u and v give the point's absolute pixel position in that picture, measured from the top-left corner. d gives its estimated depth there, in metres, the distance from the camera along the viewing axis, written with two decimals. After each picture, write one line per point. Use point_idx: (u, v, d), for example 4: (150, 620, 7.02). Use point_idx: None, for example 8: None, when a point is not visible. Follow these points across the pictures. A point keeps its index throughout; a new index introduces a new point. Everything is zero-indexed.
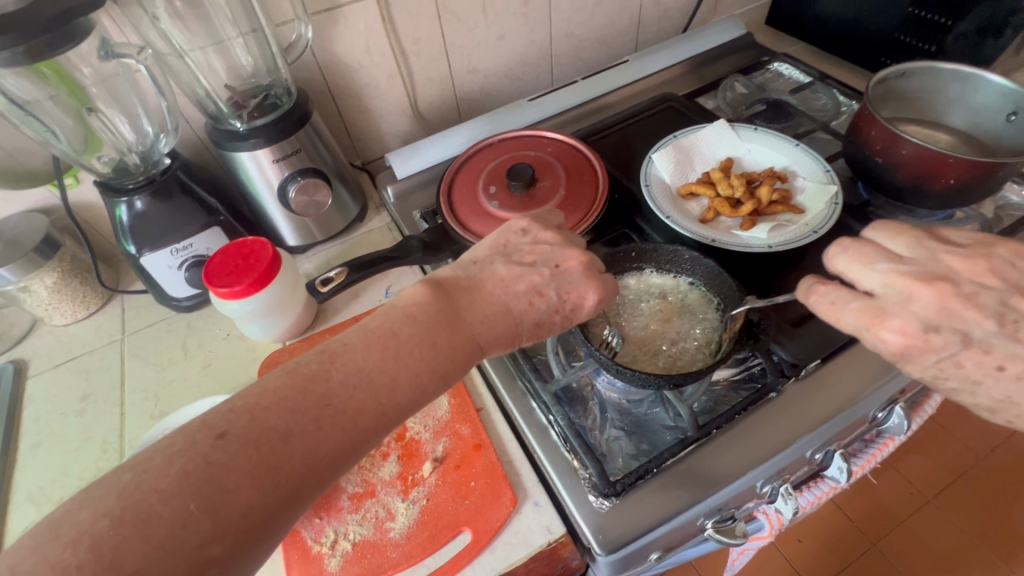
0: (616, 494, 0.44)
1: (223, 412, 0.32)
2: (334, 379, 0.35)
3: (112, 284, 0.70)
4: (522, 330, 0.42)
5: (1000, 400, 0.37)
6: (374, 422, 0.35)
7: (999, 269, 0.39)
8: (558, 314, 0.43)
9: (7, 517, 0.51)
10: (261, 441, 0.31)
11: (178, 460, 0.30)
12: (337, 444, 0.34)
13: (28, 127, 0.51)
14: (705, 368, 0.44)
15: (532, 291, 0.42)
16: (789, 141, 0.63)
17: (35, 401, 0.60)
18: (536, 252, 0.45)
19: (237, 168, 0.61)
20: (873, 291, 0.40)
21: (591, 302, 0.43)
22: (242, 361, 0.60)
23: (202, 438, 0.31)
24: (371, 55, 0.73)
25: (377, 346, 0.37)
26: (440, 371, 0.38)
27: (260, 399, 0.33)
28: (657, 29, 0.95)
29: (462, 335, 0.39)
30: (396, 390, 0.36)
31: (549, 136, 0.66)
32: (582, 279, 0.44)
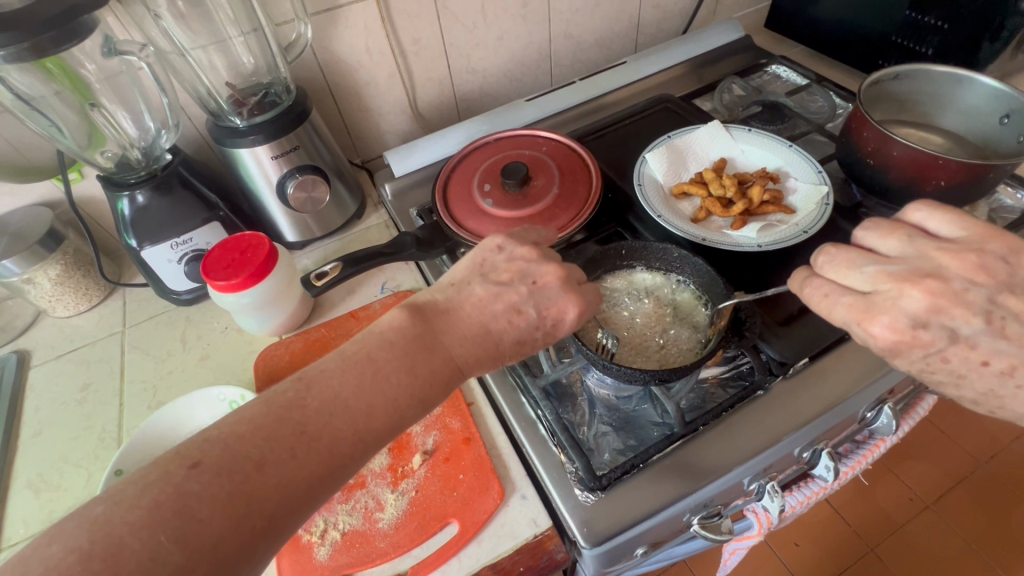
0: (602, 487, 0.45)
1: (197, 442, 0.32)
2: (310, 406, 0.35)
3: (114, 278, 0.71)
4: (503, 349, 0.42)
5: (984, 392, 0.39)
6: (352, 449, 0.35)
7: (990, 263, 0.38)
8: (539, 330, 0.42)
9: (7, 502, 0.52)
10: (234, 470, 0.31)
11: (150, 491, 0.29)
12: (313, 472, 0.33)
13: (33, 122, 0.53)
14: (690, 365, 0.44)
15: (510, 309, 0.42)
16: (782, 142, 0.63)
17: (37, 391, 0.61)
18: (512, 269, 0.44)
19: (237, 164, 0.62)
20: (864, 290, 0.39)
21: (571, 317, 0.42)
22: (239, 354, 0.61)
23: (174, 468, 0.30)
24: (371, 54, 0.74)
25: (355, 372, 0.37)
26: (420, 395, 0.38)
27: (235, 427, 0.33)
28: (656, 30, 0.96)
29: (440, 359, 0.39)
30: (374, 416, 0.36)
31: (544, 136, 0.67)
32: (561, 294, 0.43)
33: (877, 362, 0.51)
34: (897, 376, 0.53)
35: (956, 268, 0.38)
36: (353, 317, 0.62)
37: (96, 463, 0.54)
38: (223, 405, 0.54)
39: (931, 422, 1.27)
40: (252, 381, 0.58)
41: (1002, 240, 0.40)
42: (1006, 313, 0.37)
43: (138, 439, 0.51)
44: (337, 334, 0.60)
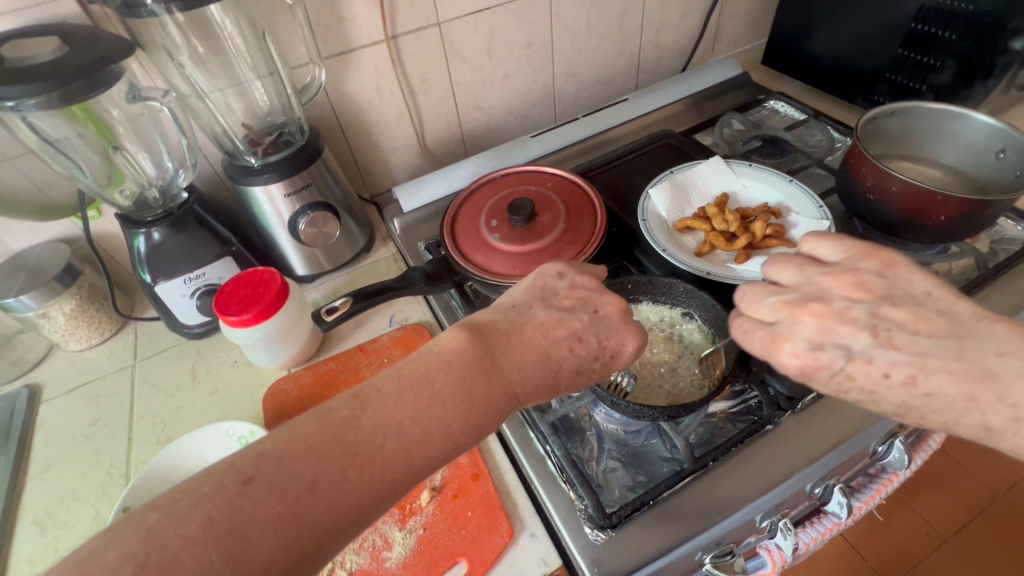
0: (613, 525, 0.44)
1: (253, 456, 0.32)
2: (364, 428, 0.34)
3: (127, 311, 0.72)
4: (561, 377, 0.42)
5: (902, 406, 0.37)
6: (402, 475, 0.34)
7: (868, 282, 0.40)
8: (598, 360, 0.43)
9: (13, 540, 0.52)
10: (287, 489, 0.31)
11: (205, 504, 0.29)
12: (364, 496, 0.33)
13: (57, 163, 0.56)
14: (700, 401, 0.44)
15: (572, 336, 0.42)
16: (783, 177, 0.65)
17: (47, 426, 0.61)
18: (574, 296, 0.46)
19: (251, 201, 0.64)
20: (769, 320, 0.41)
21: (630, 348, 0.44)
22: (249, 387, 0.62)
23: (229, 483, 0.30)
24: (381, 94, 0.77)
25: (411, 393, 0.36)
26: (472, 423, 0.37)
27: (290, 443, 0.33)
28: (656, 67, 0.99)
29: (498, 385, 0.39)
30: (426, 442, 0.35)
31: (550, 172, 0.69)
32: (620, 326, 0.44)
33: None
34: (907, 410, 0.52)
35: (841, 291, 0.40)
36: (362, 350, 0.63)
37: (104, 500, 0.54)
38: (232, 439, 0.54)
39: (945, 453, 1.25)
40: (260, 416, 0.59)
41: (880, 259, 0.41)
42: (890, 325, 0.37)
43: (145, 475, 0.51)
44: (346, 367, 0.61)
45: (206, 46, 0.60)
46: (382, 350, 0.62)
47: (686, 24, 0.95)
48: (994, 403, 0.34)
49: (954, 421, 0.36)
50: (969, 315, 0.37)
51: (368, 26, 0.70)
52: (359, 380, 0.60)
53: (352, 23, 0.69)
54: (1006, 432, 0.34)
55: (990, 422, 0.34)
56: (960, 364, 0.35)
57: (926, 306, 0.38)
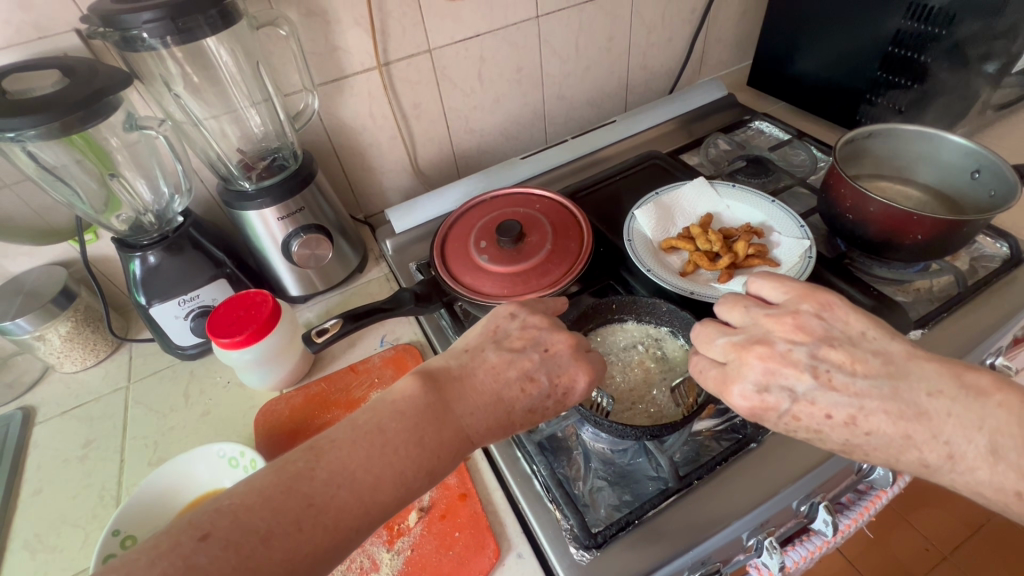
0: (598, 545, 0.45)
1: (209, 512, 0.33)
2: (318, 478, 0.36)
3: (122, 333, 0.73)
4: (514, 417, 0.43)
5: (845, 443, 0.38)
6: (357, 522, 0.35)
7: (809, 324, 0.41)
8: (550, 399, 0.44)
9: (3, 563, 0.52)
10: (241, 543, 0.32)
11: (161, 562, 0.30)
12: (318, 546, 0.34)
13: (56, 190, 0.57)
14: (681, 419, 0.45)
15: (524, 376, 0.44)
16: (765, 198, 0.66)
17: (39, 448, 0.62)
18: (525, 337, 0.47)
19: (245, 225, 0.65)
20: (721, 360, 0.43)
21: (582, 385, 0.44)
22: (241, 408, 0.62)
23: (186, 539, 0.31)
24: (374, 118, 0.78)
25: (364, 443, 0.37)
26: (425, 467, 0.38)
27: (245, 497, 0.34)
28: (645, 89, 1.02)
29: (450, 429, 0.40)
30: (380, 488, 0.36)
31: (538, 194, 0.70)
32: (572, 362, 0.45)
33: None
34: None
35: (783, 333, 0.41)
36: (354, 370, 0.64)
37: (94, 523, 0.54)
38: (223, 461, 0.54)
39: None
40: (252, 436, 0.59)
41: (818, 300, 0.42)
42: (829, 366, 0.39)
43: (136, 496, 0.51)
44: (338, 387, 0.62)
45: (202, 76, 0.62)
46: (373, 371, 0.63)
47: (673, 47, 0.98)
48: (928, 440, 0.36)
49: (896, 459, 0.37)
50: (902, 355, 0.39)
51: (362, 54, 0.72)
52: (351, 401, 0.60)
53: (346, 51, 0.71)
54: (942, 468, 0.36)
55: (926, 460, 0.36)
56: (893, 405, 0.36)
57: (861, 347, 0.39)
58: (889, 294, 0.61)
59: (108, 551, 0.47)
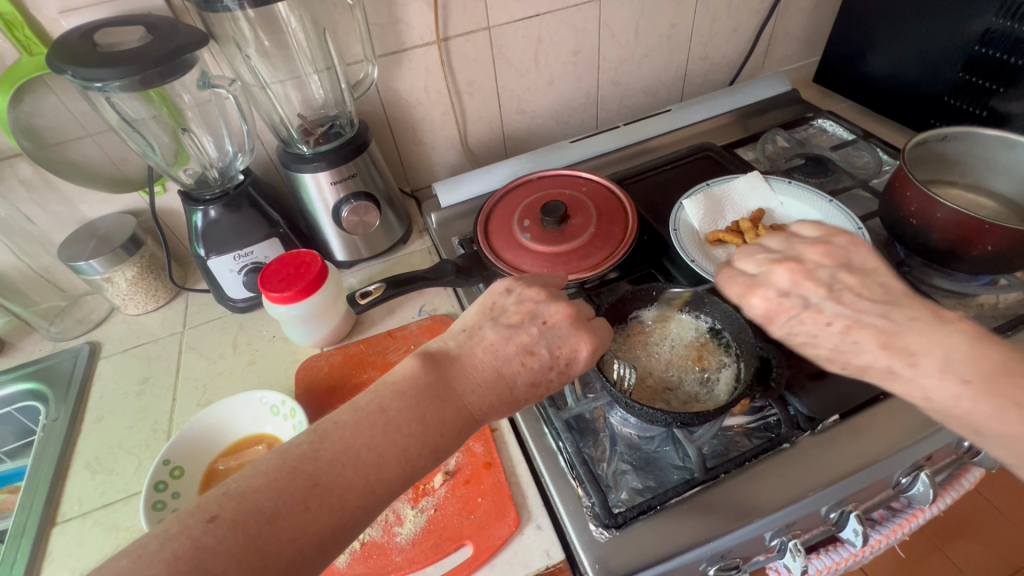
0: (618, 525, 0.45)
1: (216, 495, 0.33)
2: (323, 458, 0.36)
3: (181, 282, 0.77)
4: (518, 393, 0.43)
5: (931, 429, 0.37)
6: (363, 500, 0.36)
7: (836, 252, 0.45)
8: (553, 370, 0.44)
9: (66, 479, 0.57)
10: (249, 524, 0.32)
11: (170, 544, 0.31)
12: (325, 526, 0.34)
13: (133, 140, 0.60)
14: (716, 411, 0.45)
15: (523, 351, 0.44)
16: (823, 197, 0.64)
17: (102, 380, 0.67)
18: (521, 311, 0.47)
19: (300, 186, 0.68)
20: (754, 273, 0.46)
21: (583, 353, 0.45)
22: (283, 362, 0.65)
23: (194, 521, 0.32)
24: (429, 93, 0.80)
25: (367, 424, 0.38)
26: (430, 446, 0.38)
27: (252, 481, 0.34)
28: (703, 80, 0.99)
29: (452, 408, 0.40)
30: (385, 467, 0.37)
31: (585, 177, 0.70)
32: (572, 333, 0.45)
33: (914, 427, 0.50)
34: (938, 441, 0.51)
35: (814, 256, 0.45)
36: (391, 336, 0.66)
37: (147, 452, 0.58)
38: (266, 408, 0.56)
39: (985, 500, 1.18)
40: (293, 388, 0.62)
41: (851, 237, 0.46)
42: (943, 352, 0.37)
43: (184, 433, 0.54)
44: (376, 351, 0.64)
45: (272, 41, 0.65)
46: (410, 338, 0.65)
47: (737, 38, 0.95)
48: None
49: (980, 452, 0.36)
50: None
51: (422, 28, 0.73)
52: (387, 363, 0.63)
53: (407, 24, 0.72)
54: None
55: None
56: None
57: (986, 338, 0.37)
58: (949, 306, 0.58)
59: (159, 477, 0.51)
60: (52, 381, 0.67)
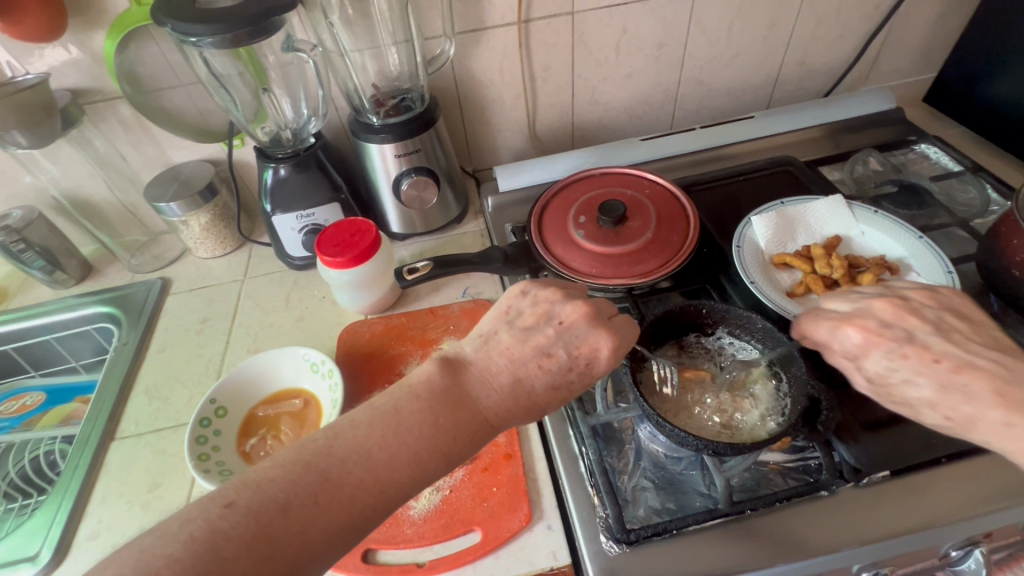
0: (629, 542, 0.44)
1: (235, 483, 0.35)
2: (336, 455, 0.37)
3: (247, 233, 0.81)
4: (537, 397, 0.43)
5: None
6: (371, 500, 0.36)
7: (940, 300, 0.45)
8: (573, 371, 0.43)
9: (128, 401, 0.63)
10: (262, 513, 0.34)
11: (188, 526, 0.32)
12: (334, 521, 0.35)
13: (219, 95, 0.63)
14: (761, 442, 0.42)
15: (540, 353, 0.43)
16: (912, 232, 0.58)
17: (168, 315, 0.72)
18: (537, 312, 0.46)
19: (365, 156, 0.69)
20: (850, 310, 0.45)
21: (604, 351, 0.43)
22: (329, 323, 0.68)
23: (211, 505, 0.33)
24: (504, 75, 0.79)
25: (380, 425, 0.39)
26: (441, 449, 0.39)
27: (267, 472, 0.36)
28: (796, 88, 0.92)
29: (466, 414, 0.41)
30: (395, 468, 0.37)
31: (649, 179, 0.67)
32: (590, 331, 0.44)
33: (976, 500, 0.45)
34: (1003, 520, 0.46)
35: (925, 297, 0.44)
36: (433, 313, 0.67)
37: (199, 387, 0.63)
38: (307, 366, 0.59)
39: None
40: (334, 350, 0.65)
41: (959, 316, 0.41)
42: None
43: (220, 386, 0.57)
44: (416, 326, 0.65)
45: (355, 10, 0.66)
46: (450, 318, 0.66)
47: (843, 44, 0.87)
48: None
49: None
50: None
51: (504, 8, 0.72)
52: (425, 340, 0.64)
53: (491, 4, 0.71)
54: None
55: None
56: None
57: None
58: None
59: (204, 414, 0.55)
60: (126, 307, 0.74)
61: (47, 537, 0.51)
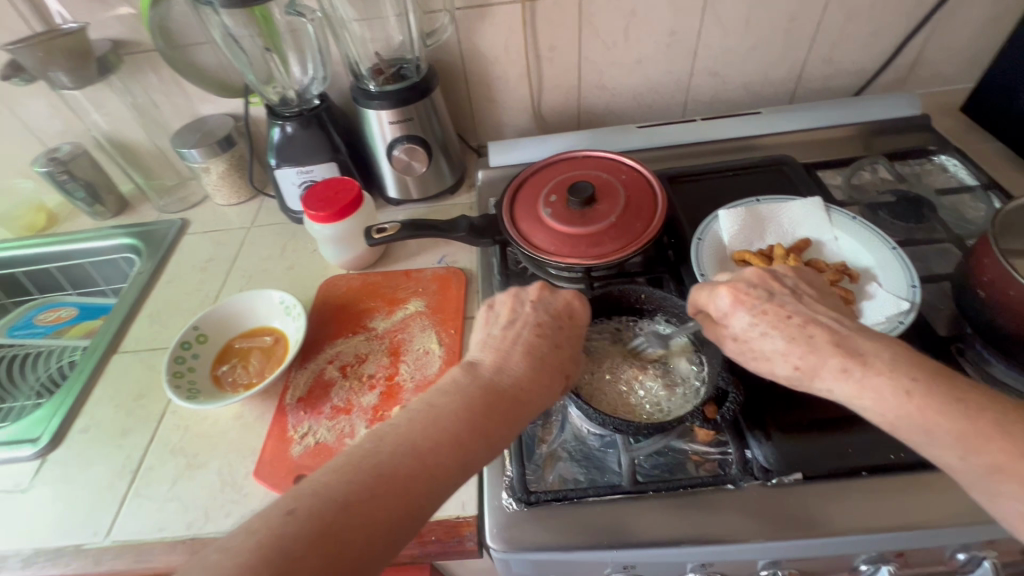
0: (527, 502, 0.46)
1: (289, 494, 0.33)
2: (380, 453, 0.36)
3: (260, 186, 0.88)
4: (552, 360, 0.44)
5: None
6: (424, 487, 0.35)
7: None
8: (562, 325, 0.46)
9: (134, 322, 0.71)
10: (318, 515, 0.32)
11: (252, 537, 0.31)
12: (391, 514, 0.33)
13: (234, 55, 0.69)
14: (670, 422, 0.44)
15: (530, 326, 0.45)
16: (886, 242, 0.55)
17: (181, 252, 0.80)
18: (505, 305, 0.48)
19: (364, 121, 0.73)
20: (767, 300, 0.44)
21: (580, 302, 0.48)
22: (314, 274, 0.73)
23: (269, 516, 0.32)
24: (509, 53, 0.80)
25: (418, 420, 0.38)
26: (481, 430, 0.38)
27: (318, 479, 0.34)
28: (820, 87, 0.88)
29: (500, 394, 0.40)
30: (441, 452, 0.36)
31: (628, 165, 0.67)
32: (558, 296, 0.48)
33: (894, 517, 0.43)
34: (918, 542, 0.44)
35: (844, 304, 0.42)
36: (407, 275, 0.70)
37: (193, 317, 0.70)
38: (282, 307, 0.65)
39: None
40: (312, 298, 0.70)
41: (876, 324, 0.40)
42: None
43: (205, 315, 0.63)
44: (389, 284, 0.69)
45: None
46: (421, 281, 0.69)
47: (874, 43, 0.82)
48: None
49: None
50: None
51: None
52: (395, 298, 0.68)
53: None
54: None
55: None
56: None
57: None
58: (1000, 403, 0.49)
59: (186, 338, 0.61)
60: (148, 241, 0.82)
61: (48, 426, 0.60)
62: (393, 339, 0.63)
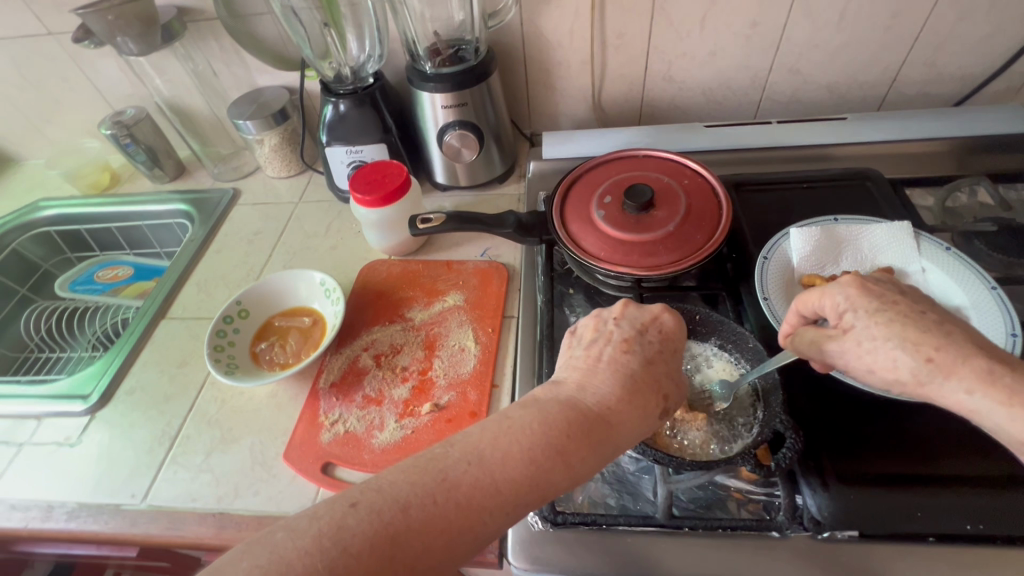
0: (554, 522, 0.44)
1: (361, 484, 0.32)
2: (450, 457, 0.34)
3: (310, 161, 0.88)
4: (640, 380, 0.40)
5: None
6: (489, 502, 0.33)
7: None
8: (653, 340, 0.42)
9: (183, 288, 0.73)
10: (384, 510, 0.31)
11: (316, 523, 0.30)
12: (453, 523, 0.31)
13: (291, 28, 0.67)
14: (718, 461, 0.40)
15: (613, 342, 0.42)
16: (983, 280, 0.49)
17: (231, 222, 0.81)
18: (588, 327, 0.45)
19: (418, 104, 0.71)
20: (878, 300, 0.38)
21: (669, 316, 0.44)
22: (357, 256, 0.73)
23: (338, 502, 0.31)
24: (573, 38, 0.76)
25: (492, 430, 0.36)
26: (554, 447, 0.35)
27: (389, 473, 0.33)
28: (916, 92, 0.79)
29: (577, 410, 0.37)
30: (508, 466, 0.34)
31: (692, 169, 0.63)
32: (645, 309, 0.45)
33: None
34: None
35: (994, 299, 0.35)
36: (448, 266, 0.69)
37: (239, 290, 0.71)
38: (321, 289, 0.65)
39: None
40: (352, 282, 0.69)
41: None
42: None
43: (247, 292, 0.64)
44: (428, 275, 0.68)
45: None
46: (462, 273, 0.67)
47: (988, 46, 0.73)
48: None
49: None
50: None
51: None
52: (434, 290, 0.66)
53: None
54: None
55: None
56: None
57: None
58: None
59: (228, 312, 0.62)
60: (201, 208, 0.84)
61: (99, 384, 0.62)
62: (430, 332, 0.62)
